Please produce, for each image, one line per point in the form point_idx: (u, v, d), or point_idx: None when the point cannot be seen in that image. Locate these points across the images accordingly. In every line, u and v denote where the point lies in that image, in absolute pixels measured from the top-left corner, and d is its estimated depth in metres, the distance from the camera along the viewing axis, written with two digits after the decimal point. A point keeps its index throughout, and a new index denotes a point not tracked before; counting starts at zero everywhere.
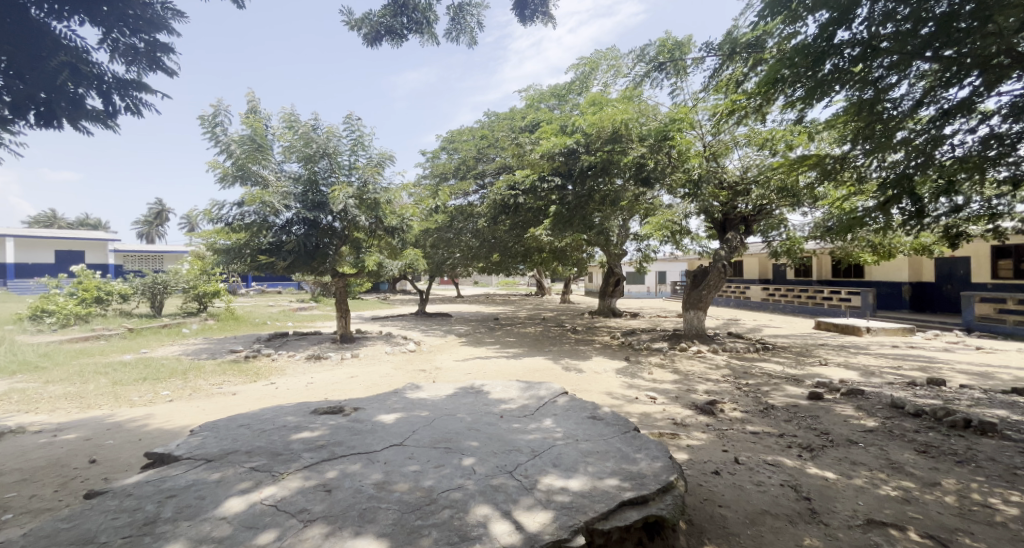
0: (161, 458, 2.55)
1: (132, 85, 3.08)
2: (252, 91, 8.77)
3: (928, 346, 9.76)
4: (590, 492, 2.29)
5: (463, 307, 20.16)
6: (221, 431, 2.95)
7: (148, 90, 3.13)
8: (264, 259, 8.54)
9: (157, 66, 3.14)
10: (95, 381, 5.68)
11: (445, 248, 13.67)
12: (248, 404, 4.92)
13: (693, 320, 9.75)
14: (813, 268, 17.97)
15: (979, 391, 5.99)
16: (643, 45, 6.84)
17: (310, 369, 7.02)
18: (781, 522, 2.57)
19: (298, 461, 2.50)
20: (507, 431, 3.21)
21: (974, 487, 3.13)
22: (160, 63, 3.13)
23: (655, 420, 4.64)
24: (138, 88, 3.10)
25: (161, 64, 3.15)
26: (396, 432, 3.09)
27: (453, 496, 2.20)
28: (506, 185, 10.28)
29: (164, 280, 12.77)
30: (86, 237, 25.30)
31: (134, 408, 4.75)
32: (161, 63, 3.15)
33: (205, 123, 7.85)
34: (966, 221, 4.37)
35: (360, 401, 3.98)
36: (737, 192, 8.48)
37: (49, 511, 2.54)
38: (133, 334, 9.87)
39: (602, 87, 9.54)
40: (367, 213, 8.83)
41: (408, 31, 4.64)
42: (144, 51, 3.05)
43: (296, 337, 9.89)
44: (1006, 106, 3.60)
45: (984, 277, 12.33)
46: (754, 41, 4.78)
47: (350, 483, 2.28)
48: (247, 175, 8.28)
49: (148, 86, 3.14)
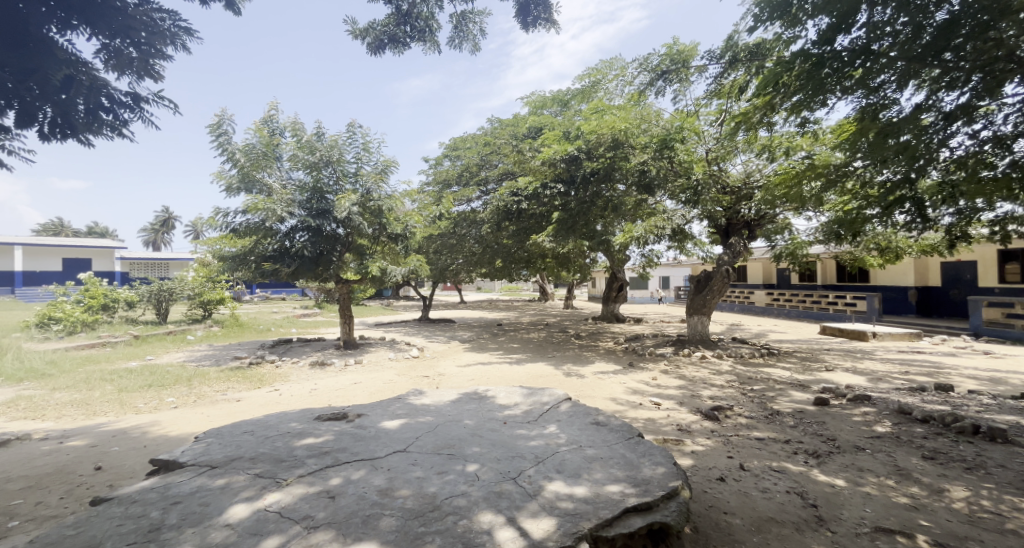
0: (165, 465, 2.55)
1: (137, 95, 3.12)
2: (276, 101, 8.89)
3: (935, 351, 9.69)
4: (595, 499, 2.28)
5: (467, 314, 20.21)
6: (226, 437, 2.96)
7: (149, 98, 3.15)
8: (269, 266, 8.63)
9: (147, 74, 3.13)
10: (101, 389, 5.70)
11: (449, 254, 13.75)
12: (253, 411, 4.92)
13: (698, 324, 9.66)
14: (817, 272, 17.91)
15: (988, 396, 5.92)
16: (647, 53, 6.85)
17: (314, 376, 7.04)
18: (788, 529, 2.55)
19: (303, 468, 2.51)
20: (511, 438, 3.20)
21: (984, 494, 3.09)
22: (151, 72, 3.12)
23: (660, 426, 4.61)
24: (142, 99, 3.14)
25: (156, 73, 3.15)
26: (399, 438, 3.10)
27: (457, 502, 2.20)
28: (509, 191, 10.32)
29: (170, 287, 12.82)
30: (92, 245, 25.50)
31: (138, 415, 4.78)
32: (154, 73, 3.15)
33: (210, 131, 7.93)
34: (970, 225, 4.40)
35: (363, 408, 3.97)
36: (740, 197, 8.49)
37: (55, 518, 2.55)
38: (138, 341, 9.91)
39: (605, 94, 9.58)
40: (371, 219, 8.92)
41: (411, 39, 4.69)
42: (138, 60, 3.06)
43: (301, 344, 9.92)
44: (1009, 108, 3.62)
45: (990, 282, 12.21)
46: (755, 49, 4.90)
47: (354, 489, 2.28)
48: (252, 183, 8.43)
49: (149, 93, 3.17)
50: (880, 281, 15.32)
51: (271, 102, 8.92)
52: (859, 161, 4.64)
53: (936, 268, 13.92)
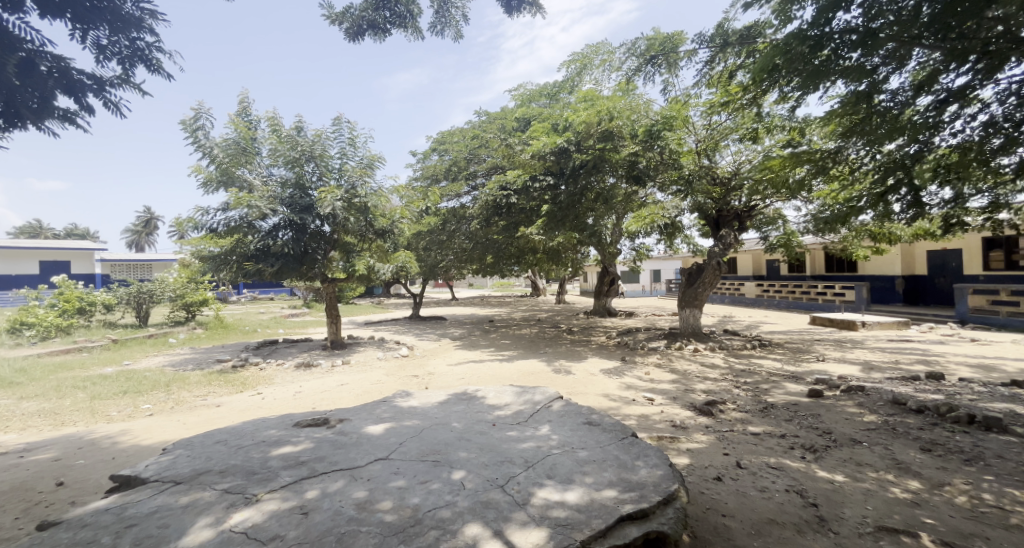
0: (127, 481, 2.37)
1: (107, 82, 2.92)
2: (247, 92, 8.60)
3: (923, 339, 9.76)
4: (587, 506, 2.16)
5: (459, 310, 20.13)
6: (195, 449, 2.78)
7: (124, 87, 2.99)
8: (250, 266, 8.38)
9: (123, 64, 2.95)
10: (72, 397, 5.45)
11: (438, 250, 13.57)
12: (232, 416, 4.73)
13: (688, 318, 9.56)
14: (806, 263, 18.05)
15: (979, 384, 5.93)
16: (635, 38, 6.63)
17: (299, 378, 6.83)
18: (789, 531, 2.44)
19: (276, 481, 2.34)
20: (501, 441, 3.06)
21: (984, 486, 3.03)
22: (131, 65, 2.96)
23: (654, 422, 4.51)
24: (113, 86, 2.95)
25: (137, 69, 3.02)
26: (382, 445, 2.94)
27: (441, 514, 2.05)
28: (498, 185, 10.06)
29: (150, 289, 12.40)
30: (72, 246, 25.08)
31: (110, 424, 4.55)
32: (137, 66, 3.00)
33: (186, 127, 7.61)
34: (969, 214, 4.28)
35: (346, 413, 3.81)
36: (730, 189, 8.44)
37: (4, 542, 2.36)
38: (116, 345, 9.59)
39: (594, 83, 9.38)
40: (357, 216, 8.65)
41: (391, 25, 4.52)
42: (118, 50, 2.92)
43: (287, 345, 9.70)
44: (1005, 91, 3.57)
45: (976, 269, 12.37)
46: (747, 33, 4.76)
47: (329, 504, 2.12)
48: (231, 179, 8.10)
49: (125, 83, 3.01)
50: (869, 271, 15.43)
51: (238, 95, 8.76)
52: (851, 147, 4.65)
53: (922, 257, 14.04)
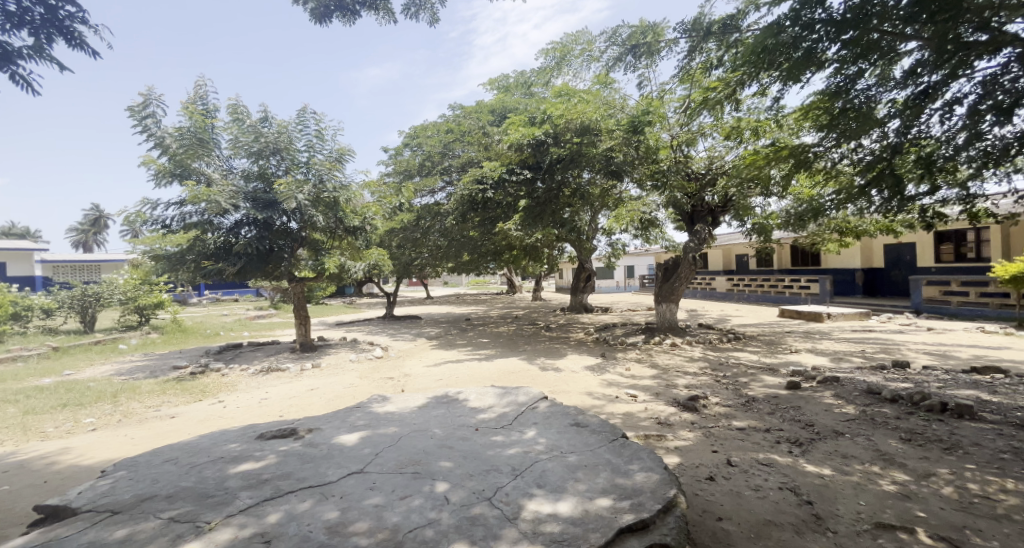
0: (54, 512, 2.05)
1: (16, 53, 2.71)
2: (204, 78, 8.05)
3: (885, 329, 10.13)
4: (583, 519, 1.98)
5: (434, 309, 19.78)
6: (141, 470, 2.46)
7: (38, 59, 2.78)
8: (209, 265, 7.85)
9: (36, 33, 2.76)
10: (1, 412, 4.91)
11: (412, 248, 13.21)
12: (188, 428, 4.35)
13: (664, 313, 9.59)
14: (773, 259, 18.62)
15: (943, 371, 6.15)
16: (616, 26, 6.49)
17: (265, 383, 6.43)
18: (788, 533, 2.35)
19: (234, 504, 2.07)
20: (485, 447, 2.87)
21: (966, 475, 3.04)
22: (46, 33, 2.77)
23: (639, 420, 4.41)
24: (23, 57, 2.73)
25: (53, 40, 2.82)
26: (355, 456, 2.69)
27: (424, 535, 1.84)
28: (473, 179, 9.75)
29: (97, 292, 11.51)
30: (7, 245, 23.20)
31: (45, 442, 4.09)
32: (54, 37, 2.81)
33: (134, 113, 7.03)
34: (939, 206, 4.40)
35: (316, 421, 3.52)
36: (705, 184, 8.56)
37: None
38: (57, 353, 8.82)
39: (572, 76, 9.26)
40: (325, 212, 8.25)
41: (360, 7, 4.23)
42: (33, 19, 2.75)
43: (251, 348, 9.18)
44: (982, 83, 3.61)
45: (928, 261, 13.01)
46: (727, 22, 4.68)
47: (295, 529, 1.88)
48: (186, 172, 7.57)
49: (40, 55, 2.80)
50: (831, 264, 16.02)
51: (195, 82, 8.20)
52: (827, 142, 4.67)
53: (880, 251, 14.65)
